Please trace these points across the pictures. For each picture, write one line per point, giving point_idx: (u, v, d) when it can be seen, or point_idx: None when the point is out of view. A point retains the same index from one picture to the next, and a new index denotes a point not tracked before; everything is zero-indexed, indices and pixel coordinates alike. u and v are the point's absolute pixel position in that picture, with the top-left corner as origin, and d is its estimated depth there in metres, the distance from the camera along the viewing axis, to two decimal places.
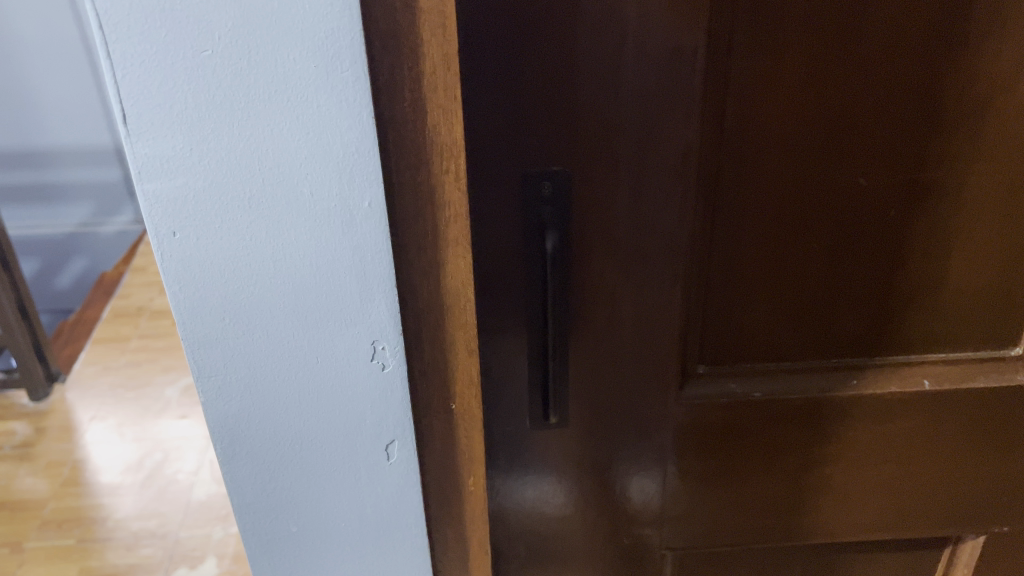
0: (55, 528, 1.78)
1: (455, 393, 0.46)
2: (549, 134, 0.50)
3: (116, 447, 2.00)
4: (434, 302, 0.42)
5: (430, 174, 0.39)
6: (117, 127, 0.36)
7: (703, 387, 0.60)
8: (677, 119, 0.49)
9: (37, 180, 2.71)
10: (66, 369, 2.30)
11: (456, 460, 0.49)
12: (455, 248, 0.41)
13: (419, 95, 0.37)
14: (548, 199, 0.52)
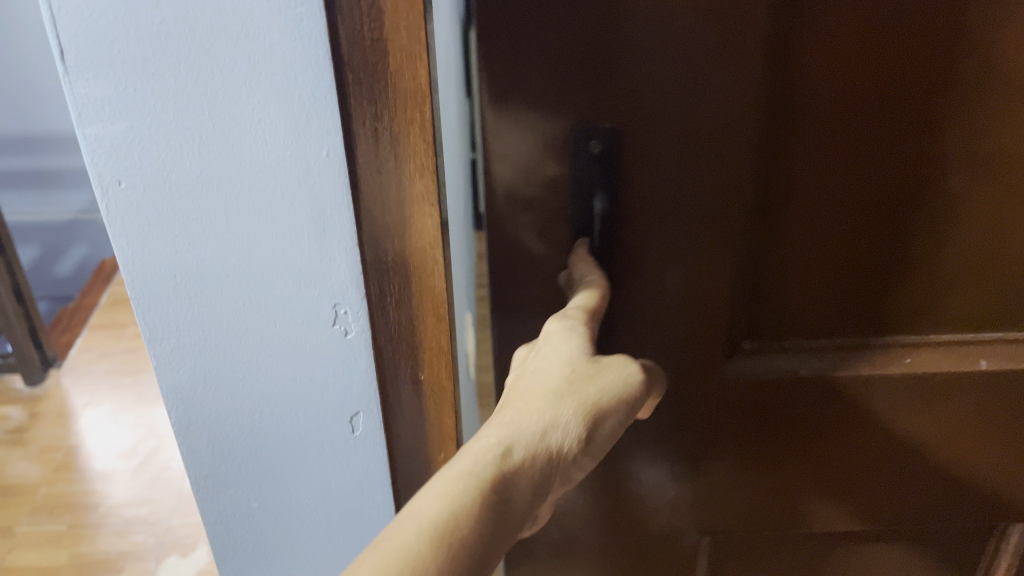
0: (46, 513, 1.76)
1: (424, 358, 0.46)
2: (595, 81, 0.40)
3: (110, 432, 1.98)
4: (399, 263, 0.43)
5: (394, 122, 0.39)
6: (55, 64, 0.37)
7: (753, 385, 0.49)
8: (729, 58, 0.39)
9: (40, 165, 2.54)
10: (62, 354, 2.28)
11: (425, 434, 0.50)
12: (421, 206, 0.41)
13: (379, 37, 0.37)
14: (596, 158, 0.42)
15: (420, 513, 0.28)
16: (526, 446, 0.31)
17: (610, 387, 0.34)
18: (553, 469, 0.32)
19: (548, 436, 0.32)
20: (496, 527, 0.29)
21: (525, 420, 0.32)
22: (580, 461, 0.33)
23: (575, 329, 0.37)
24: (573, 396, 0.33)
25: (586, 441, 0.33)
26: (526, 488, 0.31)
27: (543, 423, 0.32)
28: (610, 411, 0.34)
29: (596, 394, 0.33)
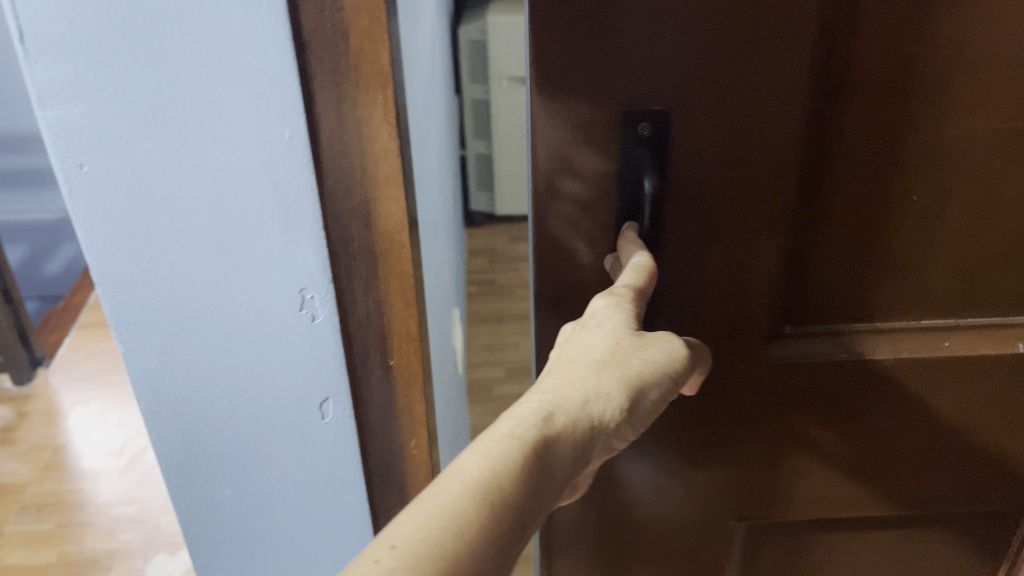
0: (35, 512, 1.74)
1: (391, 336, 0.49)
2: (647, 55, 0.37)
3: (99, 431, 1.97)
4: (366, 245, 0.46)
5: (358, 107, 0.41)
6: (14, 46, 0.38)
7: (794, 375, 0.46)
8: (784, 22, 0.36)
9: (19, 164, 2.51)
10: (50, 353, 2.26)
11: (396, 419, 0.52)
12: (386, 189, 0.44)
13: (342, 24, 0.40)
14: (647, 141, 0.39)
15: (459, 472, 0.27)
16: (567, 413, 0.31)
17: (655, 360, 0.34)
18: (593, 437, 0.32)
19: (590, 405, 0.32)
20: (541, 488, 0.29)
21: (566, 388, 0.32)
22: (620, 431, 0.33)
23: (621, 304, 0.36)
24: (616, 367, 0.33)
25: (626, 412, 0.33)
26: (568, 453, 0.31)
27: (585, 391, 0.32)
28: (654, 384, 0.34)
29: (640, 366, 0.33)
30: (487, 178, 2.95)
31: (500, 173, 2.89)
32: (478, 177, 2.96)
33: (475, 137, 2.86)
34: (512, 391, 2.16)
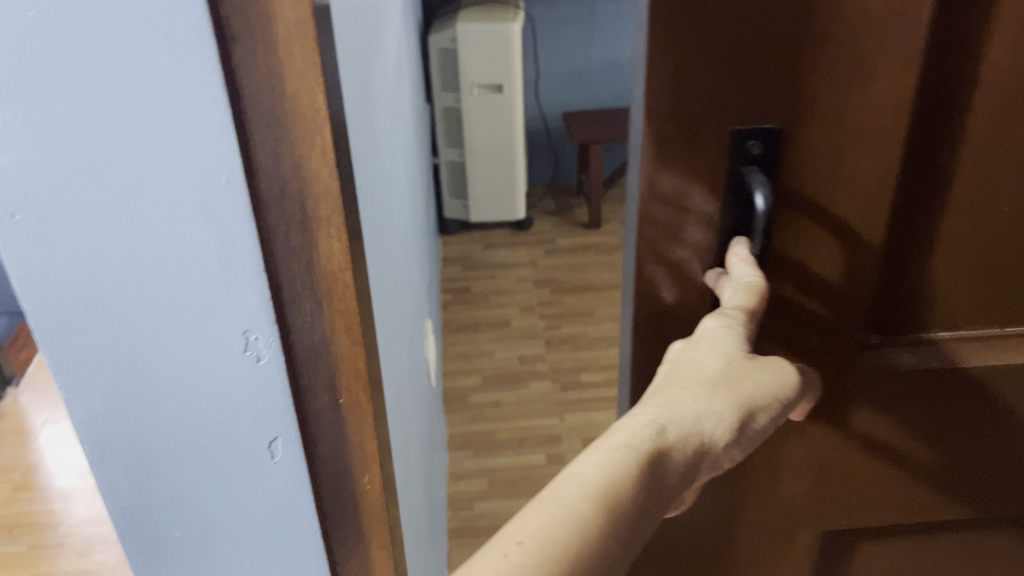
0: (6, 533, 1.70)
1: (340, 374, 0.48)
2: (759, 73, 0.38)
3: (71, 449, 1.92)
4: (310, 284, 0.45)
5: (295, 148, 0.41)
6: None
7: (887, 385, 0.47)
8: (901, 36, 0.37)
9: None
10: (20, 372, 2.20)
11: (347, 457, 0.51)
12: (327, 227, 0.43)
13: (274, 65, 0.39)
14: (757, 157, 0.39)
15: (580, 480, 0.35)
16: (679, 428, 0.38)
17: (764, 384, 0.40)
18: (703, 449, 0.39)
19: (702, 423, 0.39)
20: (649, 495, 0.36)
21: (682, 407, 0.39)
22: (729, 448, 0.40)
23: (733, 328, 0.40)
24: (728, 389, 0.39)
25: (735, 429, 0.39)
26: (680, 462, 0.38)
27: (699, 410, 0.39)
28: (764, 405, 0.40)
29: (752, 389, 0.40)
30: (461, 185, 2.92)
31: (473, 180, 2.87)
32: (452, 184, 2.93)
33: (449, 144, 2.84)
34: (488, 399, 2.18)
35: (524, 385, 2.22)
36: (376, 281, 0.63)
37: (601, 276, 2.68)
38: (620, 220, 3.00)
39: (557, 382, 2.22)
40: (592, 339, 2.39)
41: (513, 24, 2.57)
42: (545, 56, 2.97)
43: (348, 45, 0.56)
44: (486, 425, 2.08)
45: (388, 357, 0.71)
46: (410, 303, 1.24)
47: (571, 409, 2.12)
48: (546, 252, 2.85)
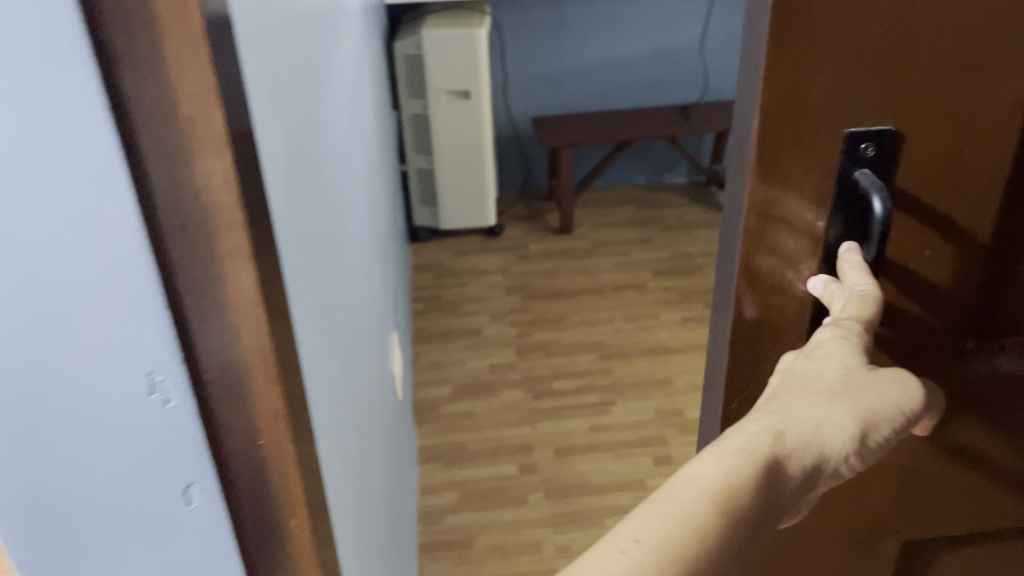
0: None
1: (258, 419, 0.44)
2: (873, 89, 0.47)
3: None
4: (221, 321, 0.41)
5: (194, 172, 0.37)
6: None
7: (965, 351, 0.57)
8: (988, 53, 0.47)
9: None
10: None
11: (270, 502, 0.46)
12: (234, 259, 0.39)
13: (164, 82, 0.35)
14: (870, 162, 0.49)
15: (698, 477, 0.42)
16: (799, 435, 0.45)
17: (879, 399, 0.47)
18: (822, 454, 0.46)
19: (820, 430, 0.46)
20: (770, 491, 0.43)
21: (799, 417, 0.46)
22: (850, 456, 0.47)
23: (849, 337, 0.48)
24: (845, 399, 0.47)
25: (854, 437, 0.46)
26: (799, 464, 0.45)
27: (816, 420, 0.46)
28: (880, 418, 0.47)
29: (870, 402, 0.47)
30: (430, 192, 2.88)
31: (443, 187, 2.84)
32: (421, 191, 2.89)
33: (416, 151, 2.80)
34: (459, 409, 2.15)
35: (496, 394, 2.19)
36: (307, 305, 0.58)
37: (572, 281, 2.67)
38: (590, 225, 2.99)
39: (529, 390, 2.20)
40: (563, 346, 2.37)
41: (479, 30, 2.55)
42: (514, 60, 2.95)
43: (264, 50, 0.51)
44: (459, 435, 2.06)
45: (327, 383, 0.66)
46: (371, 316, 1.19)
47: (544, 417, 2.10)
48: (516, 258, 2.83)
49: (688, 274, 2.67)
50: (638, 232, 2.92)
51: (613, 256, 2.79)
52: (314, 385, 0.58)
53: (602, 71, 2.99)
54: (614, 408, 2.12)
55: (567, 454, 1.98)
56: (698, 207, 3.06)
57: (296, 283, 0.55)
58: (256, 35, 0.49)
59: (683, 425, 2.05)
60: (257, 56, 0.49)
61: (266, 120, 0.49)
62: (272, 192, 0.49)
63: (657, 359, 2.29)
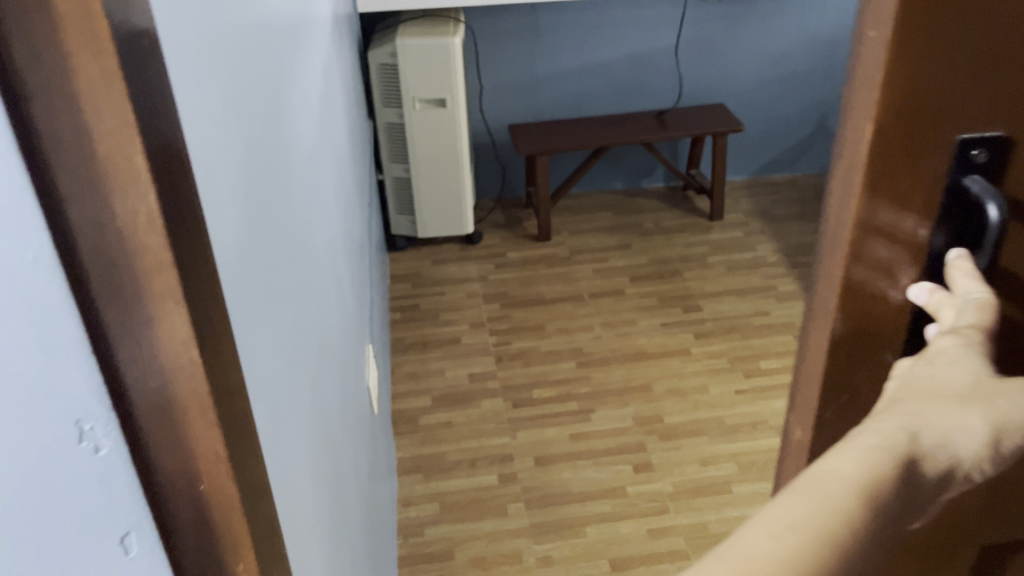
0: None
1: (200, 470, 0.40)
2: (981, 99, 0.52)
3: None
4: (153, 368, 0.37)
5: (115, 208, 0.33)
6: None
7: None
8: None
9: None
10: None
11: (216, 553, 0.43)
12: (165, 301, 0.35)
13: (76, 111, 0.31)
14: (976, 167, 0.54)
15: (842, 474, 0.49)
16: (928, 438, 0.51)
17: (1007, 406, 0.53)
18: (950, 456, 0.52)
19: (951, 435, 0.52)
20: (903, 487, 0.50)
21: (930, 420, 0.52)
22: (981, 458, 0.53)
23: (972, 342, 0.53)
24: (975, 404, 0.52)
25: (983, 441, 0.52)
26: (931, 463, 0.51)
27: (948, 425, 0.52)
28: (1008, 427, 0.53)
29: (1001, 408, 0.53)
30: (407, 200, 2.86)
31: (421, 196, 2.82)
32: (398, 200, 2.87)
33: (392, 160, 2.79)
34: (438, 419, 2.13)
35: (475, 404, 2.18)
36: (262, 336, 0.54)
37: (550, 288, 2.67)
38: (567, 231, 2.99)
39: (509, 399, 2.20)
40: (543, 354, 2.36)
41: (453, 38, 2.54)
42: (489, 70, 2.95)
43: (212, 65, 0.48)
44: (439, 446, 2.04)
45: (287, 412, 0.63)
46: (342, 332, 1.17)
47: (524, 426, 2.10)
48: (495, 266, 2.82)
49: (666, 279, 2.67)
50: (616, 237, 2.93)
51: (591, 262, 2.80)
52: (270, 422, 0.54)
53: (577, 78, 3.00)
54: (594, 416, 2.11)
55: (547, 463, 1.98)
56: (675, 212, 3.07)
57: (249, 316, 0.50)
58: (200, 50, 0.45)
59: (662, 432, 2.05)
60: (202, 72, 0.45)
61: (212, 141, 0.45)
62: (219, 219, 0.45)
63: (635, 365, 2.29)
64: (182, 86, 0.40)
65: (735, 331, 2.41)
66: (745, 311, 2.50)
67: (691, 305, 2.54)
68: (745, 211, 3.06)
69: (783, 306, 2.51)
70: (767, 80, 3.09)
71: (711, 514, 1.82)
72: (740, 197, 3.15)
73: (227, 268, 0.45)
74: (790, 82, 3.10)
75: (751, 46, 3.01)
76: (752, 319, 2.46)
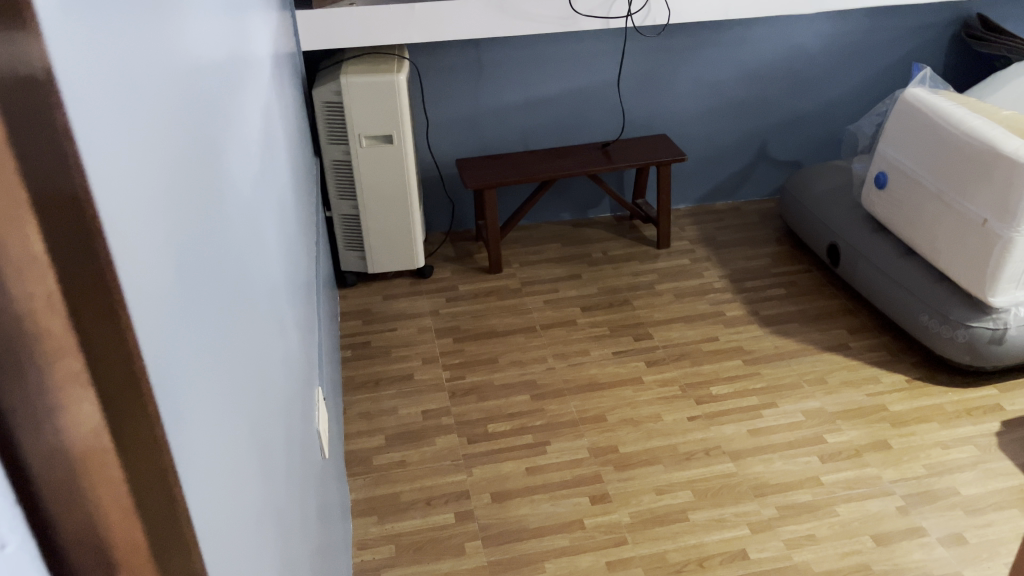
0: None
1: (119, 564, 0.37)
2: None
3: None
4: (63, 460, 0.34)
5: (11, 297, 0.31)
6: None
7: None
8: None
9: None
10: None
11: None
12: (70, 387, 0.34)
13: None
14: None
15: None
16: None
17: None
18: None
19: None
20: None
21: None
22: None
23: None
24: None
25: None
26: None
27: None
28: None
29: None
30: (356, 236, 2.85)
31: (370, 232, 2.80)
32: (347, 235, 2.85)
33: (340, 197, 2.77)
34: (393, 459, 2.11)
35: (429, 441, 2.16)
36: (188, 395, 0.51)
37: (502, 321, 2.67)
38: (518, 263, 3.01)
39: (463, 435, 2.18)
40: (496, 387, 2.36)
41: (398, 74, 2.54)
42: (434, 105, 2.97)
43: (126, 116, 0.45)
44: (394, 486, 2.02)
45: (222, 472, 0.59)
46: (287, 379, 1.13)
47: (479, 462, 2.08)
48: (446, 300, 2.81)
49: (616, 308, 2.70)
50: (566, 268, 2.95)
51: (542, 293, 2.81)
52: (201, 486, 0.51)
53: (523, 111, 3.04)
54: (549, 449, 2.11)
55: (503, 499, 1.96)
56: (622, 241, 3.11)
57: (172, 377, 0.47)
58: (113, 98, 0.42)
59: (617, 462, 2.06)
60: (115, 117, 0.42)
61: (128, 188, 0.42)
62: (139, 279, 0.42)
63: (589, 396, 2.30)
64: (94, 128, 0.37)
65: (686, 358, 2.44)
66: (694, 337, 2.53)
67: (642, 333, 2.56)
68: (691, 238, 3.12)
69: (731, 332, 2.55)
70: (708, 110, 3.16)
71: (668, 543, 1.83)
72: (686, 225, 3.21)
73: (148, 329, 0.43)
74: (729, 112, 3.18)
75: (690, 78, 3.09)
76: (701, 345, 2.49)
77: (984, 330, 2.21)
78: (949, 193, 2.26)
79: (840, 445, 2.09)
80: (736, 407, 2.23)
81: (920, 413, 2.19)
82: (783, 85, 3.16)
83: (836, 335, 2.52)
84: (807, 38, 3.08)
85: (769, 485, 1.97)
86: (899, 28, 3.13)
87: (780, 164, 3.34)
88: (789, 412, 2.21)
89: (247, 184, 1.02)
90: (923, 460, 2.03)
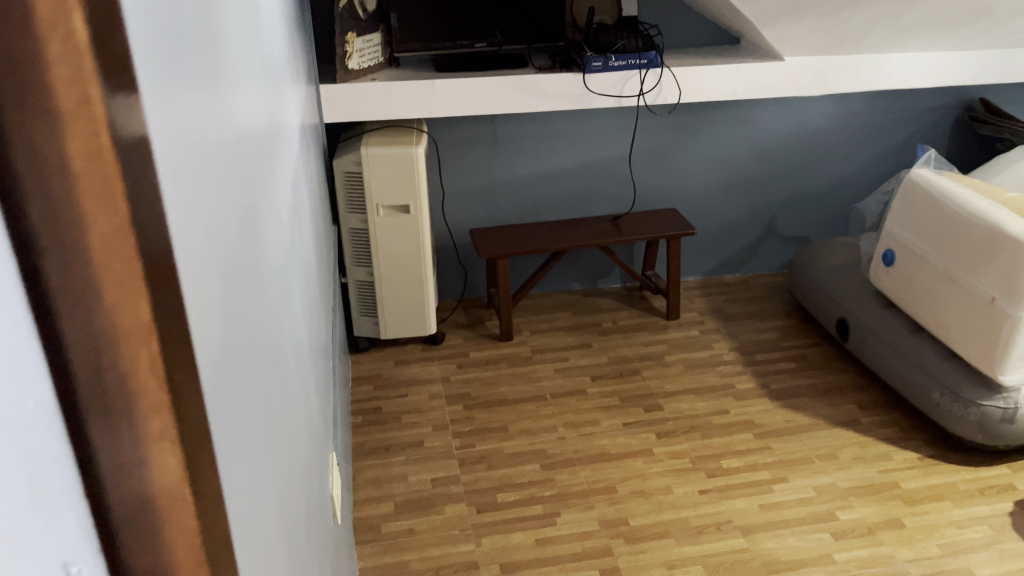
0: None
1: None
2: None
3: None
4: (143, 508, 0.37)
5: (118, 358, 0.34)
6: None
7: None
8: None
9: None
10: None
11: None
12: (160, 440, 0.36)
13: (83, 263, 0.32)
14: None
15: None
16: None
17: None
18: None
19: None
20: None
21: None
22: None
23: None
24: None
25: None
26: None
27: None
28: None
29: None
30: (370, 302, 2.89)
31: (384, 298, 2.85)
32: (361, 303, 2.89)
33: (355, 263, 2.83)
34: (401, 527, 2.09)
35: (438, 510, 2.14)
36: (235, 450, 0.54)
37: (513, 388, 2.68)
38: (528, 331, 3.04)
39: (473, 503, 2.17)
40: (506, 456, 2.35)
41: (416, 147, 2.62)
42: (450, 176, 3.05)
43: (197, 190, 0.49)
44: (402, 554, 2.00)
45: (255, 521, 0.60)
46: (307, 442, 1.15)
47: (488, 532, 2.07)
48: (457, 366, 2.83)
49: (626, 378, 2.71)
50: (575, 337, 2.98)
51: (553, 362, 2.83)
52: (241, 536, 0.52)
53: (536, 183, 3.11)
54: (559, 520, 2.10)
55: (512, 570, 1.95)
56: (632, 312, 3.14)
57: (224, 431, 0.50)
58: (188, 172, 0.46)
59: (628, 534, 2.04)
60: (190, 192, 0.46)
61: (193, 244, 0.46)
62: (205, 337, 0.46)
63: (600, 467, 2.29)
64: (173, 198, 0.41)
65: (696, 430, 2.44)
66: (705, 410, 2.53)
67: (653, 404, 2.57)
68: (700, 310, 3.15)
69: (742, 405, 2.56)
70: (717, 185, 3.24)
71: None
72: (695, 297, 3.25)
73: (209, 384, 0.46)
74: (738, 187, 3.25)
75: (700, 154, 3.17)
76: (713, 418, 2.49)
77: (995, 409, 2.21)
78: (957, 271, 2.29)
79: (853, 522, 2.07)
80: (746, 481, 2.22)
81: (933, 491, 2.17)
82: (790, 162, 3.24)
83: (846, 410, 2.52)
84: (814, 118, 3.17)
85: (781, 561, 1.95)
86: (903, 110, 3.22)
87: (788, 238, 3.39)
88: (801, 487, 2.19)
89: (279, 247, 1.07)
90: (937, 540, 2.01)
